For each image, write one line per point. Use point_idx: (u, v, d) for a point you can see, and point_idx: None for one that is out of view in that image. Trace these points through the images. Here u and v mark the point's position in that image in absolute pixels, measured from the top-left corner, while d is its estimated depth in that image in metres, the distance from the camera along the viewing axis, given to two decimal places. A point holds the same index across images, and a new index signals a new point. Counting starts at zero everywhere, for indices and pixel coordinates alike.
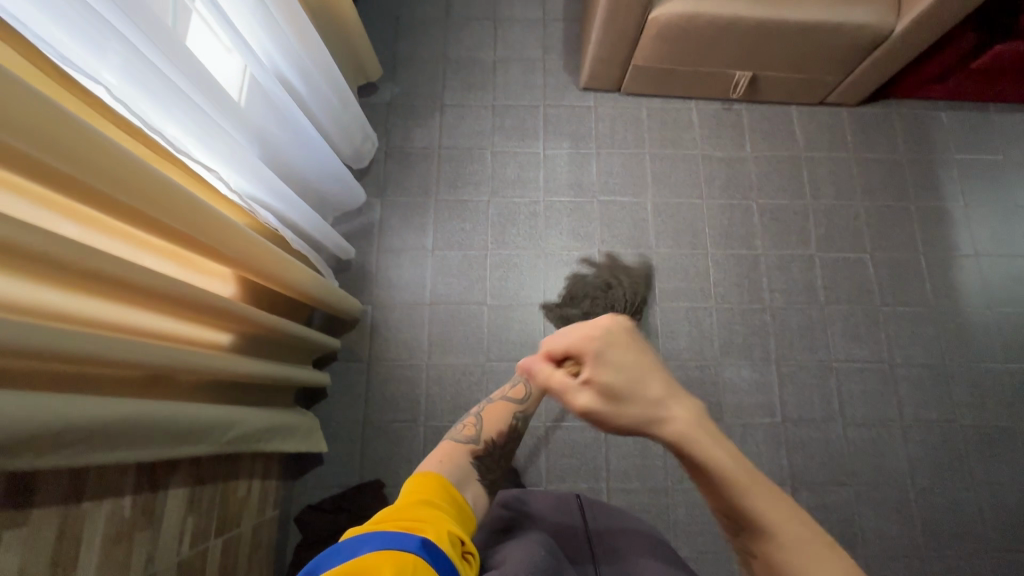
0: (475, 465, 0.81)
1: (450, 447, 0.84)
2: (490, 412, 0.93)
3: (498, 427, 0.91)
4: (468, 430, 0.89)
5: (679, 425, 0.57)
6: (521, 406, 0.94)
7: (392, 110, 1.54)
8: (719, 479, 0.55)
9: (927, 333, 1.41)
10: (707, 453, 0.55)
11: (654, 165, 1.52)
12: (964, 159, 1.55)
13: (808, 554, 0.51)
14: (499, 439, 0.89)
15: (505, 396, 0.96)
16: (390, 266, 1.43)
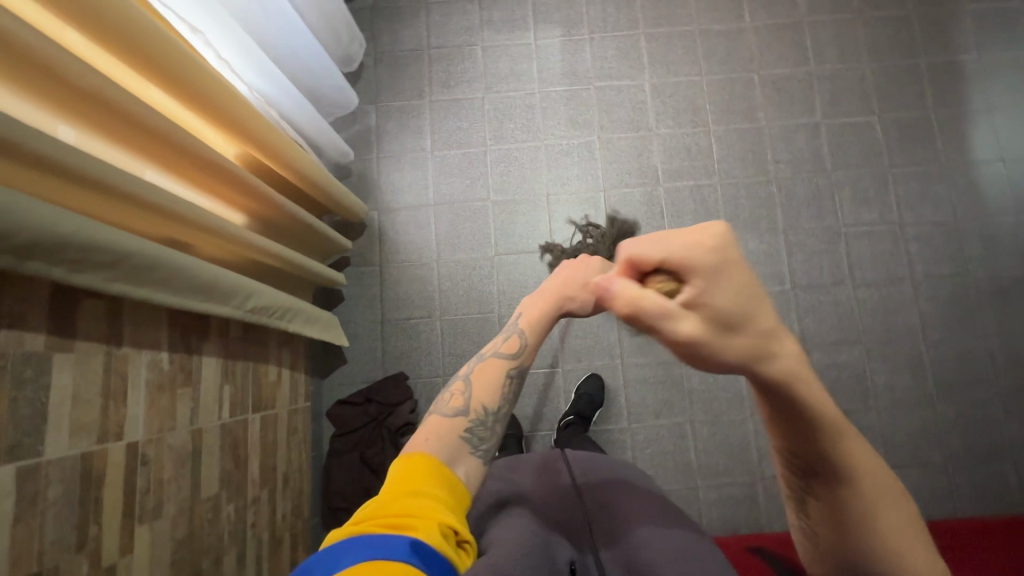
0: (467, 439, 0.64)
1: (435, 428, 0.64)
2: (479, 376, 0.69)
3: (490, 393, 0.68)
4: (455, 401, 0.67)
5: (789, 364, 0.44)
6: (515, 362, 0.70)
7: (376, 14, 1.50)
8: (820, 426, 0.46)
9: (937, 190, 1.39)
10: (818, 402, 0.45)
11: (650, 45, 1.47)
12: (977, 9, 1.48)
13: (894, 512, 0.47)
14: (494, 408, 0.67)
15: (495, 353, 0.71)
16: (392, 171, 1.43)
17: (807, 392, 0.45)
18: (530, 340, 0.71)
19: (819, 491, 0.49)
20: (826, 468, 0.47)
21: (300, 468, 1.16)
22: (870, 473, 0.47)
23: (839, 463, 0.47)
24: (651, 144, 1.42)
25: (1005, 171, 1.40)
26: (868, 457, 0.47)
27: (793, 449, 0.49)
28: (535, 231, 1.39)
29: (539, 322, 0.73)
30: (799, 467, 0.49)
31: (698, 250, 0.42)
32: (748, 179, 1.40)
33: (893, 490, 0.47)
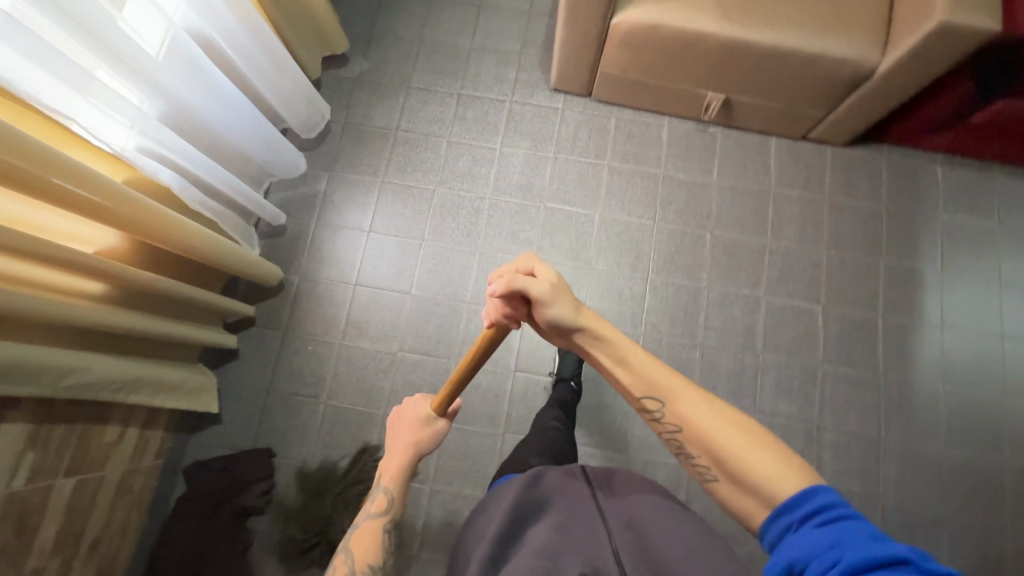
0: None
1: None
2: (357, 541, 0.83)
3: (373, 553, 0.82)
4: (338, 571, 0.78)
5: (596, 323, 0.71)
6: (386, 516, 0.85)
7: (357, 86, 1.53)
8: (644, 369, 0.67)
9: (866, 401, 1.31)
10: (632, 350, 0.68)
11: (611, 180, 1.46)
12: (951, 221, 1.43)
13: (745, 444, 0.59)
14: (373, 570, 0.80)
15: (367, 516, 0.86)
16: (325, 240, 1.42)
17: (626, 345, 0.69)
18: (394, 494, 0.87)
19: (680, 425, 0.64)
20: (662, 393, 0.66)
21: (121, 532, 1.11)
22: (700, 401, 0.64)
23: (672, 388, 0.65)
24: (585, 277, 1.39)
25: (942, 395, 1.32)
26: (692, 386, 0.65)
27: (637, 392, 0.67)
28: (446, 337, 1.35)
29: (398, 476, 0.88)
30: (650, 405, 0.66)
31: (520, 259, 0.74)
32: (673, 338, 1.35)
33: (730, 419, 0.62)
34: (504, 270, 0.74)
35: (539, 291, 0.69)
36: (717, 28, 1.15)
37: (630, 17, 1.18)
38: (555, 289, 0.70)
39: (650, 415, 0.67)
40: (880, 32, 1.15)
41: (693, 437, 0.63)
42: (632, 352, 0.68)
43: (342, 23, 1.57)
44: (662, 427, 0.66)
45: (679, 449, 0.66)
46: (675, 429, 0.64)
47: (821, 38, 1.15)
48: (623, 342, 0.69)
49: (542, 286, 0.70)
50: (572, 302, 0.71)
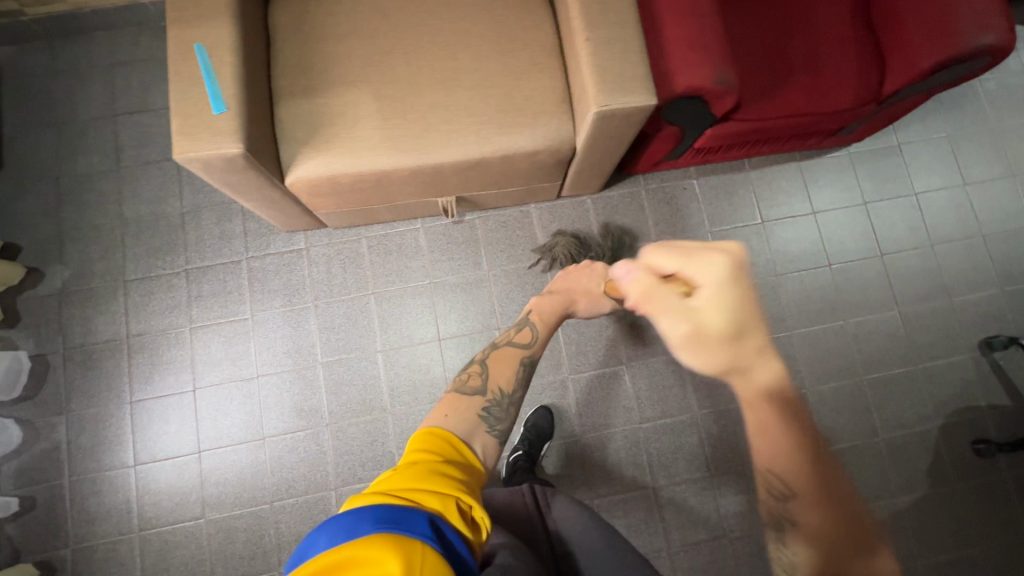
0: (484, 417, 0.74)
1: (456, 397, 0.76)
2: (496, 360, 0.85)
3: (505, 377, 0.82)
4: (473, 381, 0.80)
5: (761, 384, 0.60)
6: (526, 353, 0.88)
7: (64, 301, 1.31)
8: (792, 466, 0.54)
9: (690, 444, 1.32)
10: (778, 451, 0.55)
11: (381, 308, 1.35)
12: (719, 232, 1.44)
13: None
14: (505, 387, 0.80)
15: (509, 345, 0.89)
16: (86, 494, 1.23)
17: (779, 429, 0.57)
18: (538, 334, 0.92)
19: (802, 522, 0.53)
20: (801, 484, 0.54)
21: None
22: (832, 512, 0.53)
23: (821, 481, 0.54)
24: (385, 426, 1.30)
25: None
26: (837, 493, 0.55)
27: (768, 463, 0.55)
28: (258, 549, 1.23)
29: (545, 319, 0.95)
30: (773, 485, 0.54)
31: (710, 262, 0.69)
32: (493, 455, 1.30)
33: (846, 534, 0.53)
34: (670, 268, 0.72)
35: (681, 323, 0.67)
36: (395, 163, 1.04)
37: (299, 177, 1.04)
38: (684, 329, 0.66)
39: (777, 493, 0.54)
40: (563, 112, 1.07)
41: (817, 535, 0.53)
42: (765, 425, 0.57)
43: (21, 232, 1.33)
44: (779, 507, 0.54)
45: (773, 531, 0.55)
46: (791, 519, 0.54)
47: (504, 137, 1.05)
48: (771, 417, 0.57)
49: (686, 315, 0.67)
50: (728, 359, 0.63)
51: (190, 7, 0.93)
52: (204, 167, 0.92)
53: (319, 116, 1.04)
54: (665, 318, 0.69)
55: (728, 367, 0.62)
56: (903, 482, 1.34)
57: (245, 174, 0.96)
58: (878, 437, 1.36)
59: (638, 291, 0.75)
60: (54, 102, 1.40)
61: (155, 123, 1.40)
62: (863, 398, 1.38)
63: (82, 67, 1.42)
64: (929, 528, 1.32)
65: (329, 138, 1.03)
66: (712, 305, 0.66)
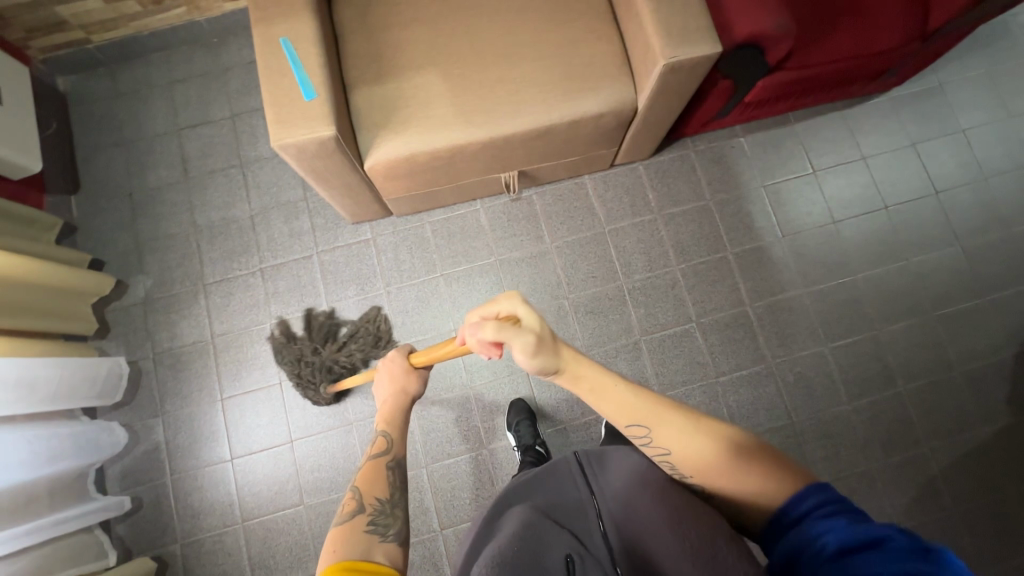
0: (374, 530, 0.70)
1: (337, 533, 0.69)
2: (361, 480, 0.78)
3: (378, 490, 0.77)
4: (348, 506, 0.73)
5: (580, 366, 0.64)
6: (390, 455, 0.81)
7: (149, 309, 1.36)
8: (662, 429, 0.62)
9: (769, 393, 1.34)
10: (657, 427, 0.62)
11: (451, 288, 1.38)
12: (772, 185, 1.46)
13: (734, 480, 0.58)
14: (383, 500, 0.75)
15: (368, 459, 0.81)
16: (189, 490, 1.28)
17: (612, 387, 0.63)
18: (394, 432, 0.84)
19: (669, 449, 0.62)
20: (643, 420, 0.63)
21: None
22: (683, 429, 0.61)
23: (658, 415, 0.62)
24: (466, 401, 1.33)
25: (829, 355, 1.37)
26: (675, 415, 0.62)
27: (619, 419, 0.64)
28: None
29: (393, 416, 0.87)
30: (635, 433, 0.64)
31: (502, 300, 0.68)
32: (576, 419, 1.32)
33: (711, 444, 0.60)
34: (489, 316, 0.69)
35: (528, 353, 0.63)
36: (469, 136, 1.08)
37: (379, 159, 1.08)
38: (538, 346, 0.63)
39: (641, 439, 0.64)
40: (625, 74, 1.11)
41: (695, 460, 0.60)
42: (631, 408, 0.63)
43: (102, 247, 1.39)
44: (658, 448, 0.63)
45: (671, 467, 0.64)
46: (665, 453, 0.63)
47: (570, 102, 1.09)
48: (605, 379, 0.64)
49: (531, 342, 0.63)
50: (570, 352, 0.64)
51: (272, 6, 0.99)
52: (298, 153, 0.97)
53: (393, 99, 1.08)
54: (518, 351, 0.63)
55: (567, 360, 0.64)
56: (985, 413, 1.34)
57: (333, 158, 1.01)
58: (954, 371, 1.36)
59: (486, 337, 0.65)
60: (119, 122, 1.46)
61: (217, 133, 1.46)
62: (935, 335, 1.38)
63: (141, 87, 1.48)
64: (1018, 456, 1.32)
65: (405, 119, 1.08)
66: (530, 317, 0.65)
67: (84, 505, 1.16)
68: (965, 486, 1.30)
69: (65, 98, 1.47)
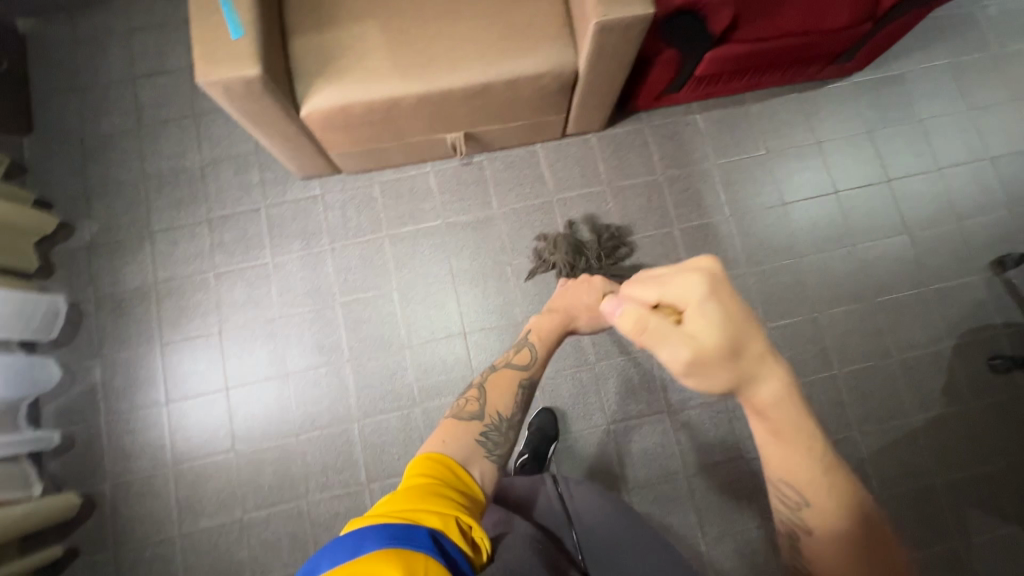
0: (483, 442, 0.73)
1: (452, 424, 0.74)
2: (494, 381, 0.83)
3: (504, 401, 0.81)
4: (471, 405, 0.78)
5: (766, 394, 0.56)
6: (526, 374, 0.85)
7: (94, 252, 1.37)
8: (816, 499, 0.56)
9: None
10: (814, 500, 0.56)
11: (396, 248, 1.39)
12: (725, 164, 1.46)
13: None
14: (503, 413, 0.79)
15: (507, 365, 0.86)
16: (123, 431, 1.29)
17: (797, 432, 0.56)
18: (538, 353, 0.88)
19: (812, 528, 0.57)
20: (811, 495, 0.56)
21: None
22: (845, 529, 0.55)
23: (830, 497, 0.56)
24: (404, 360, 1.34)
25: (767, 334, 1.37)
26: (850, 508, 0.56)
27: (778, 474, 0.58)
28: (288, 480, 1.27)
29: (544, 338, 0.92)
30: (785, 492, 0.58)
31: (681, 276, 0.61)
32: None
33: (850, 544, 0.55)
34: (651, 296, 0.64)
35: (674, 354, 0.58)
36: (403, 88, 1.07)
37: (314, 107, 1.08)
38: (689, 357, 0.57)
39: (788, 501, 0.58)
40: (565, 36, 1.11)
41: (826, 550, 0.56)
42: (783, 464, 0.57)
43: (50, 188, 1.40)
44: (794, 516, 0.58)
45: (792, 541, 0.60)
46: (803, 526, 0.57)
47: (508, 61, 1.09)
48: (790, 416, 0.56)
49: (687, 344, 0.57)
50: (730, 376, 0.56)
51: None
52: (224, 91, 0.97)
53: (330, 48, 1.09)
54: (665, 348, 0.59)
55: (721, 382, 0.56)
56: (919, 400, 1.35)
57: (262, 100, 1.01)
58: (891, 357, 1.37)
59: (629, 324, 0.63)
60: (76, 66, 1.47)
61: (173, 82, 1.46)
62: (875, 321, 1.38)
63: (100, 33, 1.48)
64: (946, 444, 1.32)
65: (341, 68, 1.08)
66: (703, 322, 0.57)
67: (9, 435, 1.17)
68: (892, 472, 1.31)
69: (23, 40, 1.47)
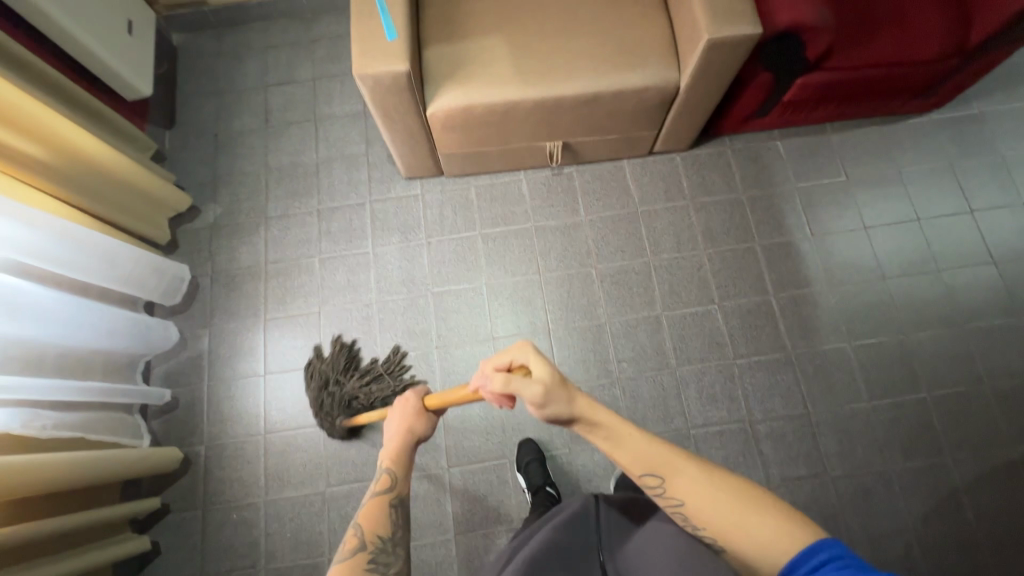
0: (374, 569, 0.68)
1: (336, 569, 0.67)
2: (366, 512, 0.75)
3: (382, 524, 0.74)
4: (351, 540, 0.71)
5: (594, 412, 0.70)
6: (393, 493, 0.78)
7: (215, 233, 1.50)
8: (684, 475, 0.65)
9: (786, 381, 1.35)
10: (677, 481, 0.65)
11: (487, 246, 1.48)
12: (806, 187, 1.51)
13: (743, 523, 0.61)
14: (387, 538, 0.73)
15: (371, 495, 0.78)
16: (223, 397, 1.37)
17: (623, 430, 0.69)
18: (399, 471, 0.81)
19: (682, 500, 0.65)
20: (659, 469, 0.66)
21: None
22: (698, 478, 0.65)
23: (670, 464, 0.66)
24: (488, 350, 1.39)
25: (851, 352, 1.37)
26: (688, 464, 0.66)
27: (637, 466, 0.67)
28: (371, 459, 1.31)
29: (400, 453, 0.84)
30: (650, 481, 0.67)
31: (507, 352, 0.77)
32: (592, 381, 1.36)
33: (737, 502, 0.62)
34: (502, 364, 0.78)
35: (531, 394, 0.71)
36: (521, 93, 1.19)
37: (440, 106, 1.20)
38: (541, 391, 0.70)
39: (652, 490, 0.67)
40: (670, 56, 1.22)
41: (700, 508, 0.63)
42: (645, 463, 0.67)
43: (185, 175, 1.56)
44: (666, 500, 0.66)
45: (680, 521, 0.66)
46: (677, 505, 0.65)
47: (616, 74, 1.20)
48: (615, 422, 0.69)
49: (540, 384, 0.71)
50: (564, 398, 0.70)
51: None
52: (373, 84, 1.10)
53: (459, 56, 1.22)
54: (524, 392, 0.72)
55: (564, 404, 0.70)
56: (1014, 431, 1.30)
57: (401, 96, 1.14)
58: (983, 384, 1.34)
59: (497, 384, 0.75)
60: (217, 75, 1.67)
61: (299, 91, 1.64)
62: (964, 347, 1.37)
63: (241, 48, 1.69)
64: None
65: (468, 74, 1.21)
66: (538, 368, 0.74)
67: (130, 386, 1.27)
68: (990, 504, 1.25)
69: (176, 50, 1.69)
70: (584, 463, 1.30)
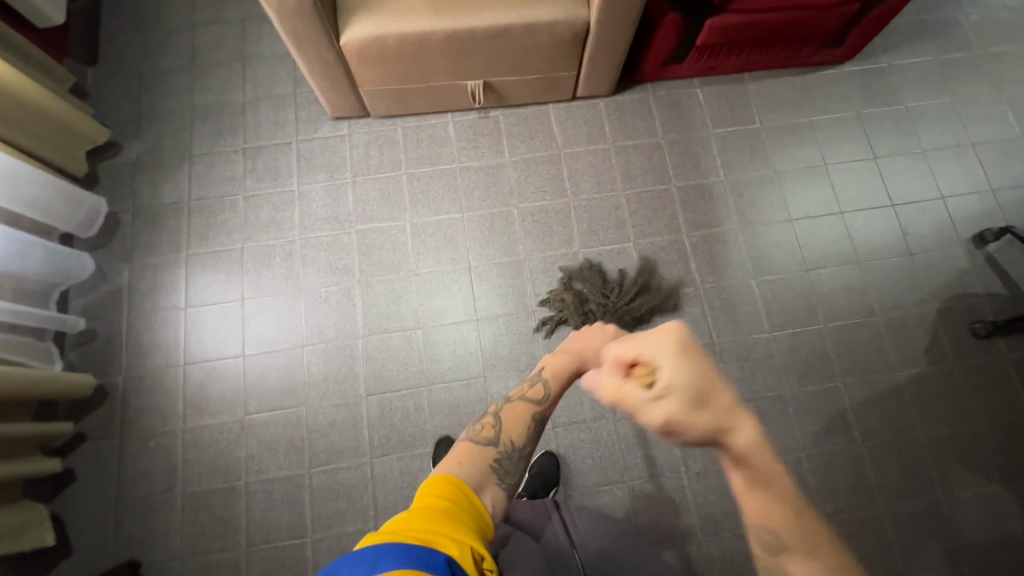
0: (496, 469, 0.67)
1: (466, 448, 0.68)
2: (509, 411, 0.74)
3: (520, 431, 0.72)
4: (486, 431, 0.71)
5: (746, 445, 0.51)
6: (539, 407, 0.75)
7: (137, 169, 1.49)
8: None
9: (693, 313, 1.41)
10: None
11: (412, 185, 1.50)
12: (723, 134, 1.57)
13: None
14: (521, 444, 0.71)
15: (519, 398, 0.76)
16: (142, 330, 1.37)
17: (778, 482, 0.51)
18: (552, 386, 0.77)
19: None
20: None
21: None
22: None
23: None
24: (410, 284, 1.42)
25: (756, 287, 1.44)
26: None
27: None
28: (291, 388, 1.34)
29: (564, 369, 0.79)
30: None
31: (648, 341, 0.57)
32: (509, 314, 1.40)
33: None
34: (627, 355, 0.58)
35: (653, 419, 0.53)
36: (432, 25, 1.21)
37: (353, 35, 1.21)
38: (673, 411, 0.51)
39: None
40: None
41: None
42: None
43: (107, 112, 1.54)
44: None
45: None
46: None
47: (525, 8, 1.23)
48: (772, 465, 0.51)
49: (667, 402, 0.52)
50: (710, 426, 0.50)
51: None
52: (279, 6, 1.11)
53: None
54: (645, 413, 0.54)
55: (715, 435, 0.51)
56: (901, 359, 1.39)
57: (309, 22, 1.15)
58: (875, 317, 1.42)
59: (607, 387, 0.57)
60: (143, 12, 1.64)
61: (226, 30, 1.63)
62: (860, 282, 1.45)
63: None
64: (930, 402, 1.36)
65: (380, 4, 1.22)
66: (676, 377, 0.52)
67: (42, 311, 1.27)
68: (875, 424, 1.34)
69: None
70: (499, 390, 1.35)
